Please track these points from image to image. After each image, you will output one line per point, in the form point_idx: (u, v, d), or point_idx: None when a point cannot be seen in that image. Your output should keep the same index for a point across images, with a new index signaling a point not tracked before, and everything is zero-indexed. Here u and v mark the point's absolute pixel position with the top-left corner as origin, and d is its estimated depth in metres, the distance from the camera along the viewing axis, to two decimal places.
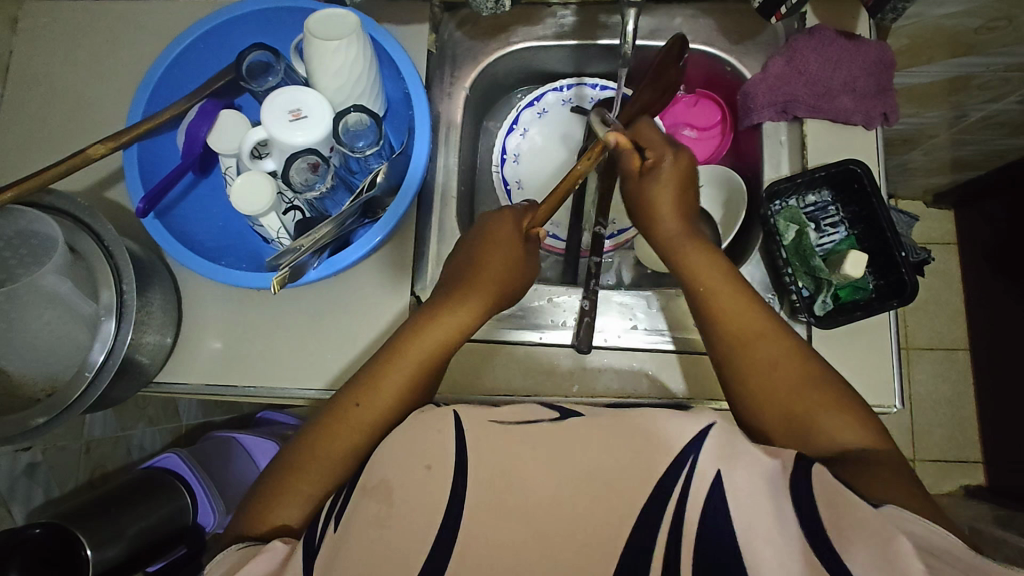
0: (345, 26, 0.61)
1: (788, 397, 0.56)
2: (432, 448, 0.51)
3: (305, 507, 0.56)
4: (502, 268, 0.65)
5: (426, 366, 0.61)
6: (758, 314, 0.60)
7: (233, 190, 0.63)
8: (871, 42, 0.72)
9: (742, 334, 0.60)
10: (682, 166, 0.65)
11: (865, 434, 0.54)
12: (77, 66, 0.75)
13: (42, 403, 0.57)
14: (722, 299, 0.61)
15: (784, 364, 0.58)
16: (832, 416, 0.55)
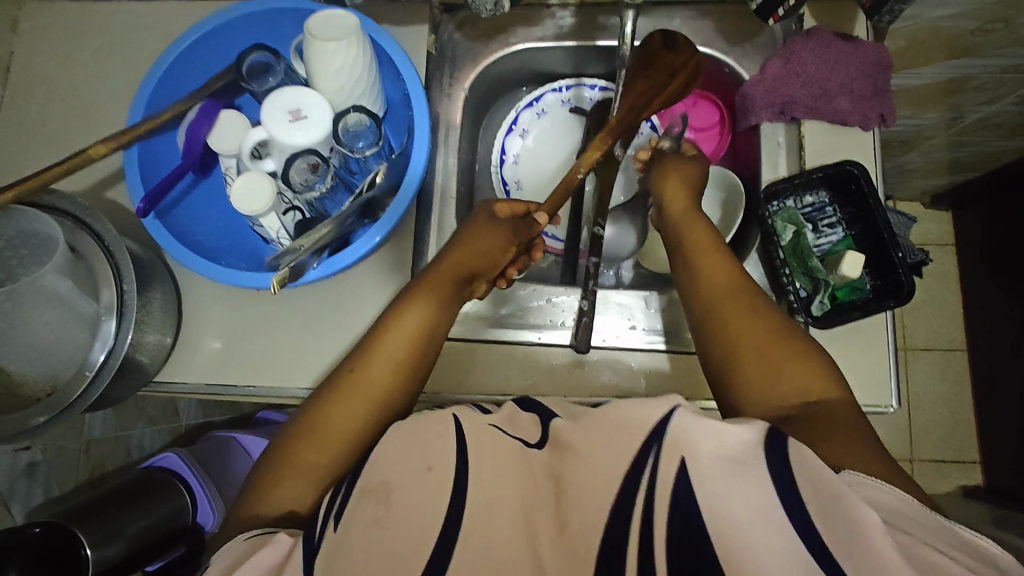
0: (345, 27, 0.61)
1: (764, 352, 0.56)
2: (434, 448, 0.49)
3: (310, 494, 0.55)
4: (483, 250, 0.66)
5: (424, 327, 0.62)
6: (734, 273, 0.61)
7: (233, 190, 0.63)
8: (869, 43, 0.73)
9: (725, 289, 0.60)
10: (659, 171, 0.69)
11: (828, 389, 0.54)
12: (78, 67, 0.76)
13: (43, 402, 0.58)
14: (706, 257, 0.62)
15: (757, 323, 0.57)
16: (806, 371, 0.55)
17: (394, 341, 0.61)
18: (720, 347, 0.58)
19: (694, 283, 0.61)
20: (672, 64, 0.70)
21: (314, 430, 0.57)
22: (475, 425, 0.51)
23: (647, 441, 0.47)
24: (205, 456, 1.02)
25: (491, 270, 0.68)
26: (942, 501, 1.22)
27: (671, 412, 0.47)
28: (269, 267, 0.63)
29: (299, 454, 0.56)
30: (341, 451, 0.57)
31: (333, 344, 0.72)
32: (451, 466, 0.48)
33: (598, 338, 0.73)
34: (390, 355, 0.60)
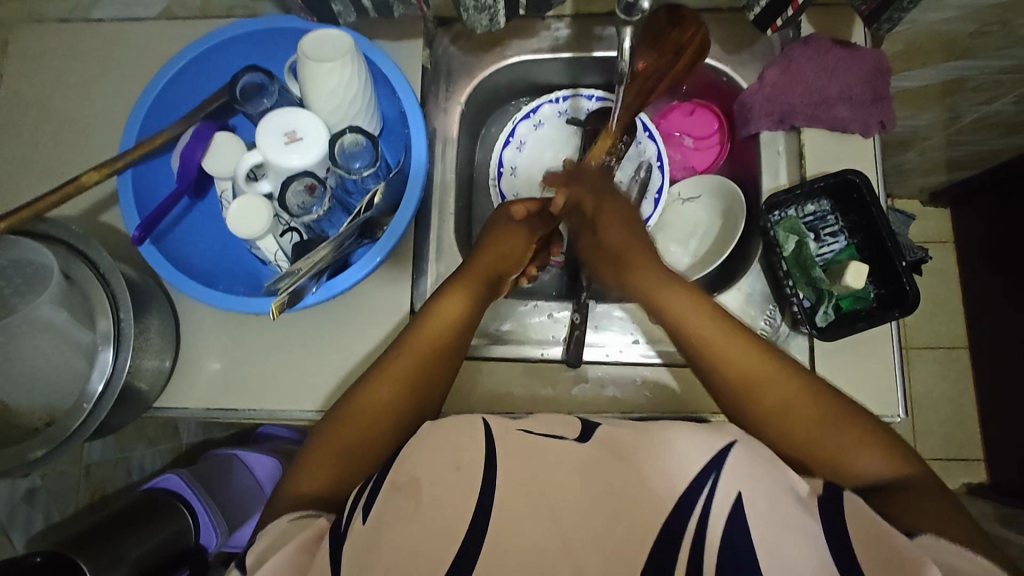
0: (340, 47, 0.60)
1: (805, 438, 0.54)
2: (464, 449, 0.49)
3: (345, 473, 0.55)
4: (507, 257, 0.67)
5: (467, 316, 0.63)
6: (748, 344, 0.57)
7: (229, 214, 0.63)
8: (867, 50, 0.72)
9: (744, 368, 0.56)
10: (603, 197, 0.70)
11: (887, 457, 0.52)
12: (68, 90, 0.75)
13: (42, 433, 0.57)
14: (691, 323, 0.59)
15: (790, 399, 0.55)
16: (860, 449, 0.52)
17: (424, 340, 0.61)
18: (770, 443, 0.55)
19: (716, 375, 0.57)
20: (679, 41, 0.68)
21: (355, 410, 0.58)
22: (501, 430, 0.51)
23: (701, 470, 0.46)
24: (207, 475, 0.99)
25: (518, 267, 0.69)
26: None
27: (730, 449, 0.48)
28: (267, 291, 0.63)
29: (341, 429, 0.57)
30: (378, 434, 0.57)
31: (334, 364, 0.71)
32: (478, 466, 0.48)
33: (601, 354, 0.72)
34: (429, 339, 0.61)
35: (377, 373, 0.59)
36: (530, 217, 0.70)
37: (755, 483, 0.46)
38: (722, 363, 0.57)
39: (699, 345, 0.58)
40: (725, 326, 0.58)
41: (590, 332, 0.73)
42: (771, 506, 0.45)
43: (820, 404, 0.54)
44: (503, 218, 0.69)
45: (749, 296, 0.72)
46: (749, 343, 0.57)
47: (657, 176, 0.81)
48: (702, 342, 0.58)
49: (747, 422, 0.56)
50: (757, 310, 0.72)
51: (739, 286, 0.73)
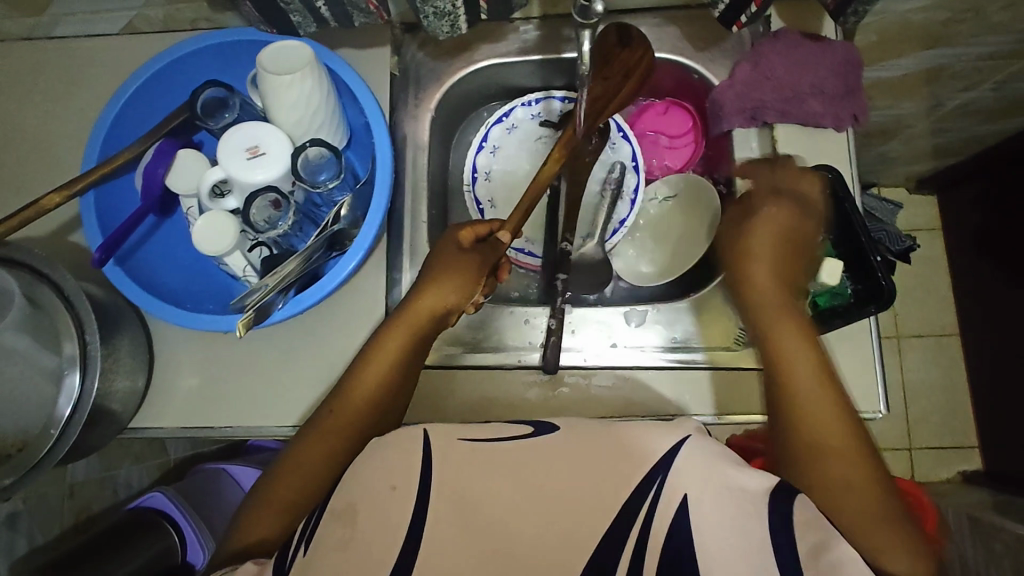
0: (299, 59, 0.60)
1: (841, 499, 0.53)
2: (399, 468, 0.50)
3: (287, 518, 0.57)
4: (447, 291, 0.62)
5: (402, 359, 0.62)
6: (834, 390, 0.58)
7: (194, 231, 0.62)
8: (838, 42, 0.71)
9: (816, 401, 0.57)
10: (783, 222, 0.64)
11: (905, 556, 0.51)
12: (33, 108, 0.74)
13: (10, 461, 0.56)
14: (792, 365, 0.59)
15: (850, 467, 0.54)
16: (885, 536, 0.52)
17: (357, 393, 0.61)
18: (808, 486, 0.55)
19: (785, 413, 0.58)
20: (628, 61, 0.64)
21: (295, 460, 0.59)
22: (443, 442, 0.52)
23: (649, 472, 0.49)
24: (193, 492, 0.97)
25: (466, 303, 0.64)
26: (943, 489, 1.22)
27: (682, 441, 0.51)
28: (235, 309, 0.62)
29: (280, 479, 0.59)
30: (309, 482, 0.58)
31: (308, 379, 0.71)
32: (411, 488, 0.49)
33: (579, 358, 0.71)
34: (362, 393, 0.61)
35: (315, 426, 0.60)
36: (483, 243, 0.65)
37: (704, 484, 0.48)
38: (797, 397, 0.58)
39: (794, 400, 0.58)
40: (827, 384, 0.58)
41: (567, 336, 0.72)
42: (722, 512, 0.47)
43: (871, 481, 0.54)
44: (450, 245, 0.64)
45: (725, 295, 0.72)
46: (836, 394, 0.58)
47: (631, 176, 0.80)
48: (789, 385, 0.58)
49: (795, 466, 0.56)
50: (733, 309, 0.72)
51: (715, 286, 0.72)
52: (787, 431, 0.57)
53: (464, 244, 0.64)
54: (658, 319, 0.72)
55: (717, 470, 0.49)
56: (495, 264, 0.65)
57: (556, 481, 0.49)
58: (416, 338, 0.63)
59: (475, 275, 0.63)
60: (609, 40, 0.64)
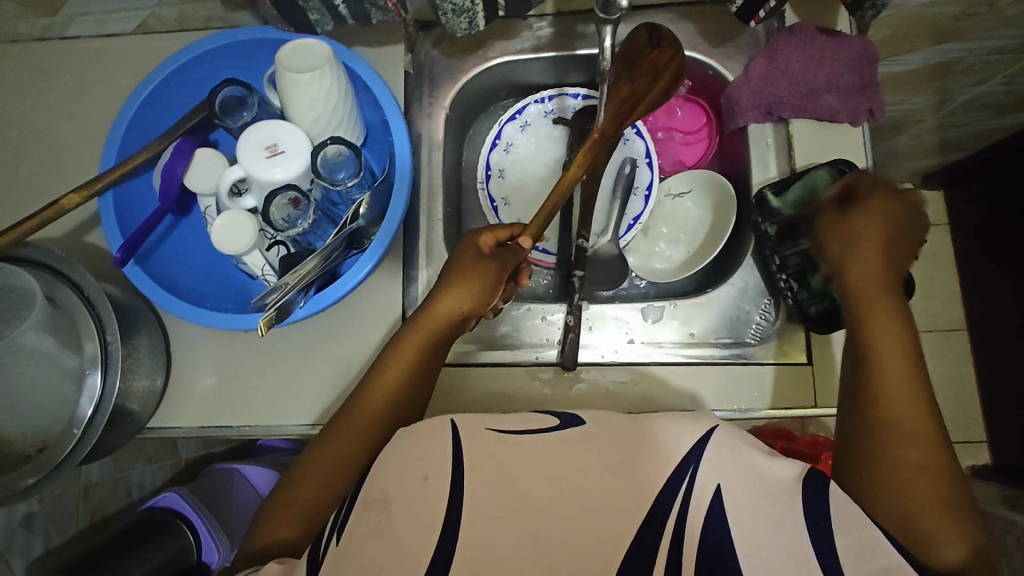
0: (318, 57, 0.59)
1: (909, 494, 0.51)
2: (432, 459, 0.50)
3: (310, 519, 0.58)
4: (465, 292, 0.62)
5: (420, 361, 0.62)
6: (921, 413, 0.53)
7: (213, 230, 0.62)
8: (853, 37, 0.71)
9: (907, 433, 0.52)
10: (891, 211, 0.58)
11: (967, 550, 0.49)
12: (47, 109, 0.74)
13: (33, 461, 0.56)
14: (893, 362, 0.54)
15: (927, 467, 0.51)
16: (947, 531, 0.50)
17: (377, 395, 0.61)
18: (873, 481, 0.52)
19: (872, 407, 0.54)
20: (658, 62, 0.66)
21: (313, 462, 0.59)
22: (470, 431, 0.53)
23: (678, 467, 0.50)
24: (207, 493, 0.97)
25: (484, 307, 0.63)
26: None
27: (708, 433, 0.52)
28: (255, 308, 0.62)
29: (300, 481, 0.59)
30: (327, 484, 0.58)
31: (326, 378, 0.70)
32: (445, 477, 0.49)
33: (597, 355, 0.71)
34: (378, 398, 0.61)
35: (332, 430, 0.60)
36: (502, 248, 0.64)
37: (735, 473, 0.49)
38: (888, 425, 0.53)
39: (884, 395, 0.54)
40: (919, 388, 0.54)
41: (584, 333, 0.73)
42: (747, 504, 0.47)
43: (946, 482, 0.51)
44: (471, 250, 0.63)
45: (743, 290, 0.73)
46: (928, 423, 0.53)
47: (645, 172, 0.80)
48: (883, 380, 0.54)
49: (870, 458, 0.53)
50: (751, 305, 0.72)
51: (732, 281, 0.73)
52: (868, 425, 0.54)
53: (484, 248, 0.64)
54: (675, 314, 0.72)
55: (745, 462, 0.50)
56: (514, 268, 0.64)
57: (584, 478, 0.49)
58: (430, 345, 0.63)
59: (496, 281, 0.62)
60: (639, 40, 0.65)
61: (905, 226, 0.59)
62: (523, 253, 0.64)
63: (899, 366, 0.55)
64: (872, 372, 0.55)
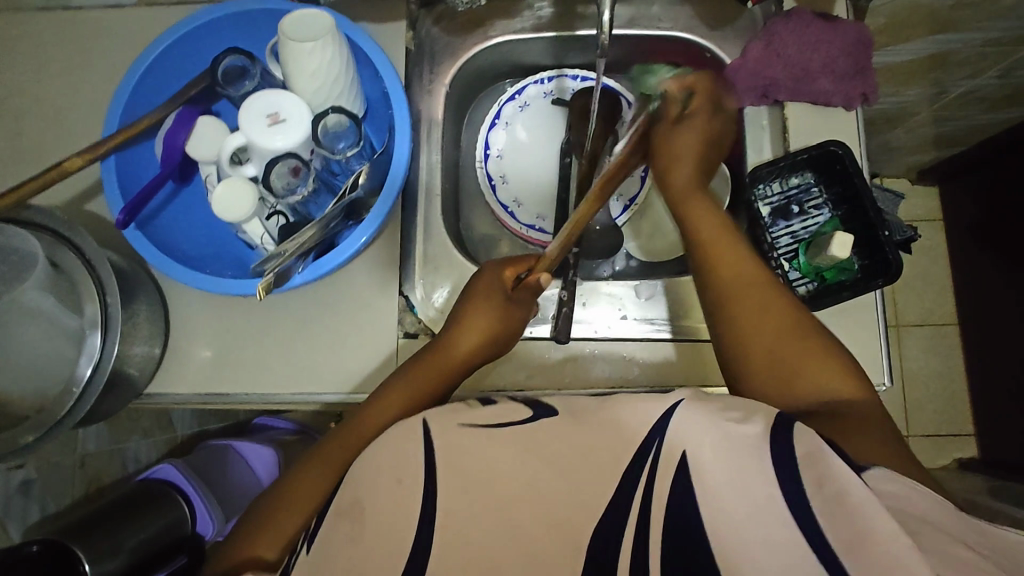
0: (320, 27, 0.60)
1: (774, 347, 0.58)
2: (402, 460, 0.49)
3: (287, 537, 0.56)
4: (486, 327, 0.65)
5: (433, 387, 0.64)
6: (746, 262, 0.63)
7: (214, 197, 0.63)
8: (849, 22, 0.72)
9: (744, 277, 0.62)
10: (713, 127, 0.73)
11: (850, 394, 0.56)
12: (49, 78, 0.74)
13: (32, 419, 0.57)
14: (718, 247, 0.64)
15: (772, 322, 0.59)
16: (816, 369, 0.57)
17: (371, 424, 0.62)
18: (735, 331, 0.60)
19: (709, 278, 0.63)
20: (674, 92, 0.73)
21: (306, 477, 0.60)
22: (443, 425, 0.50)
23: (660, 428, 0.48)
24: (203, 467, 0.99)
25: (499, 343, 0.67)
26: (939, 475, 1.23)
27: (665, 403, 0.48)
28: (253, 273, 0.63)
29: (281, 502, 0.58)
30: (300, 507, 0.57)
31: (322, 349, 0.71)
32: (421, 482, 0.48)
33: (590, 330, 0.72)
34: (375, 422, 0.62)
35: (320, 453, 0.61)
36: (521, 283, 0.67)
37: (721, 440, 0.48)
38: (722, 272, 0.63)
39: (707, 252, 0.65)
40: (742, 252, 0.64)
41: (578, 309, 0.73)
42: None
43: (796, 326, 0.59)
44: (494, 284, 0.67)
45: None
46: (759, 268, 0.62)
47: None
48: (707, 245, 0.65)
49: (719, 317, 0.62)
50: None
51: None
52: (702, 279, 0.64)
53: (506, 283, 0.67)
54: (668, 293, 0.73)
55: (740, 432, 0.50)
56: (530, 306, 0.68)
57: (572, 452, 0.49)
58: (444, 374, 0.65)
59: (513, 312, 0.66)
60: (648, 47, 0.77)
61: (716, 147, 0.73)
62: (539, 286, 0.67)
63: (720, 234, 0.66)
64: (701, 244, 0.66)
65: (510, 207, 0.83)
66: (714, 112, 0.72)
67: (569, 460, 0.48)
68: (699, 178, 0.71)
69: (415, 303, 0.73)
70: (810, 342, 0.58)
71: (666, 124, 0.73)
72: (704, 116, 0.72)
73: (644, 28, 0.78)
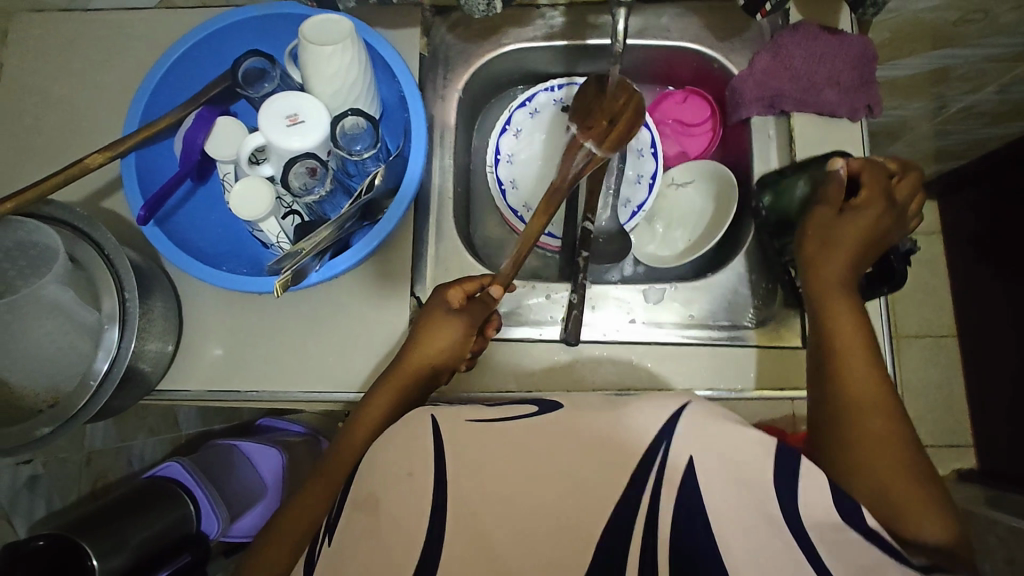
0: (339, 32, 0.62)
1: (881, 480, 0.51)
2: (415, 454, 0.49)
3: (296, 544, 0.58)
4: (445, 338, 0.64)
5: (414, 380, 0.64)
6: (874, 378, 0.55)
7: (232, 195, 0.64)
8: (853, 37, 0.74)
9: (873, 403, 0.54)
10: (880, 226, 0.59)
11: (945, 536, 0.49)
12: (69, 78, 0.76)
13: (47, 412, 0.57)
14: (849, 362, 0.56)
15: (891, 458, 0.52)
16: (919, 512, 0.49)
17: (362, 427, 0.63)
18: (849, 458, 0.52)
19: (833, 392, 0.56)
20: (610, 108, 0.67)
21: (327, 468, 0.62)
22: (451, 423, 0.51)
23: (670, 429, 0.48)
24: (207, 466, 1.00)
25: (464, 345, 0.65)
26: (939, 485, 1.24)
27: (683, 411, 0.48)
28: (269, 272, 0.64)
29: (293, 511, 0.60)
30: (307, 516, 0.59)
31: (335, 349, 0.72)
32: (431, 471, 0.48)
33: (598, 333, 0.73)
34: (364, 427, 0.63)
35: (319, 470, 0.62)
36: (470, 302, 0.64)
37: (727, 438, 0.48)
38: (855, 398, 0.54)
39: (836, 364, 0.56)
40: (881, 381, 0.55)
41: (588, 312, 0.74)
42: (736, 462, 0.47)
43: (908, 462, 0.52)
44: (440, 304, 0.65)
45: (741, 274, 0.75)
46: (895, 405, 0.54)
47: (649, 162, 0.83)
48: (841, 355, 0.57)
49: (834, 443, 0.54)
50: (750, 289, 0.75)
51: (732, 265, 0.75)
52: (827, 403, 0.56)
53: (454, 303, 0.64)
54: (676, 297, 0.74)
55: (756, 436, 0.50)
56: (486, 317, 0.65)
57: None
58: (420, 378, 0.64)
59: (467, 322, 0.64)
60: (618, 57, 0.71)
61: (877, 248, 0.61)
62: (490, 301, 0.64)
63: (860, 356, 0.56)
64: (835, 361, 0.57)
65: (519, 212, 0.84)
66: (886, 202, 0.60)
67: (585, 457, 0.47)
68: (844, 286, 0.60)
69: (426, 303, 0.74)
70: (913, 465, 0.52)
71: (825, 207, 0.62)
72: (874, 207, 0.60)
73: (654, 38, 0.79)
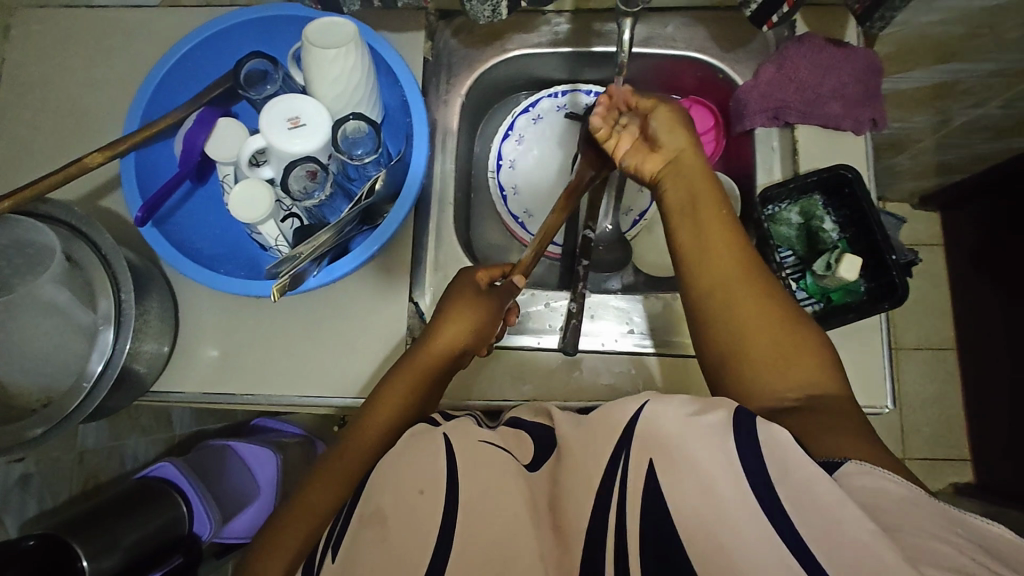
0: (344, 35, 0.61)
1: (751, 344, 0.55)
2: (422, 473, 0.49)
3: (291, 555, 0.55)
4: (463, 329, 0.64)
5: (422, 381, 0.63)
6: (736, 251, 0.59)
7: (232, 198, 0.63)
8: (859, 50, 0.73)
9: (732, 276, 0.58)
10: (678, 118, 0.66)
11: (828, 387, 0.54)
12: (70, 75, 0.75)
13: (40, 412, 0.57)
14: (712, 242, 0.60)
15: (765, 322, 0.56)
16: (794, 365, 0.54)
17: (369, 431, 0.61)
18: (726, 343, 0.57)
19: (697, 274, 0.60)
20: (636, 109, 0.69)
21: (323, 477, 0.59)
22: (464, 441, 0.50)
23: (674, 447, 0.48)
24: (201, 469, 1.00)
25: (482, 342, 0.66)
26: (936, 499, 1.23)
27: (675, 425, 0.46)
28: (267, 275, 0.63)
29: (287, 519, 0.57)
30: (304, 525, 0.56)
31: (332, 352, 0.72)
32: (442, 484, 0.48)
33: (597, 343, 0.73)
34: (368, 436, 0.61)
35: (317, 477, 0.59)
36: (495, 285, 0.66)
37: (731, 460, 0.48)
38: (717, 275, 0.58)
39: (698, 256, 0.60)
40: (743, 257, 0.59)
41: (586, 321, 0.74)
42: None
43: (780, 320, 0.56)
44: (466, 284, 0.66)
45: None
46: (756, 271, 0.58)
47: None
48: (703, 243, 0.60)
49: (712, 327, 0.58)
50: None
51: None
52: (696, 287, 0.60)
53: (481, 286, 0.66)
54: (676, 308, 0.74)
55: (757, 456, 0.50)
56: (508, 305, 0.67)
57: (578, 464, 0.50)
58: (428, 377, 0.63)
59: (490, 311, 0.65)
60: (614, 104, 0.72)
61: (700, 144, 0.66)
62: (511, 288, 0.67)
63: (720, 238, 0.60)
64: (697, 247, 0.60)
65: (519, 218, 0.84)
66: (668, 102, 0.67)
67: (578, 469, 0.47)
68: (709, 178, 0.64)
69: (425, 310, 0.74)
70: (791, 325, 0.56)
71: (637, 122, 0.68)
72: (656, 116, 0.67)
73: (659, 48, 0.79)
